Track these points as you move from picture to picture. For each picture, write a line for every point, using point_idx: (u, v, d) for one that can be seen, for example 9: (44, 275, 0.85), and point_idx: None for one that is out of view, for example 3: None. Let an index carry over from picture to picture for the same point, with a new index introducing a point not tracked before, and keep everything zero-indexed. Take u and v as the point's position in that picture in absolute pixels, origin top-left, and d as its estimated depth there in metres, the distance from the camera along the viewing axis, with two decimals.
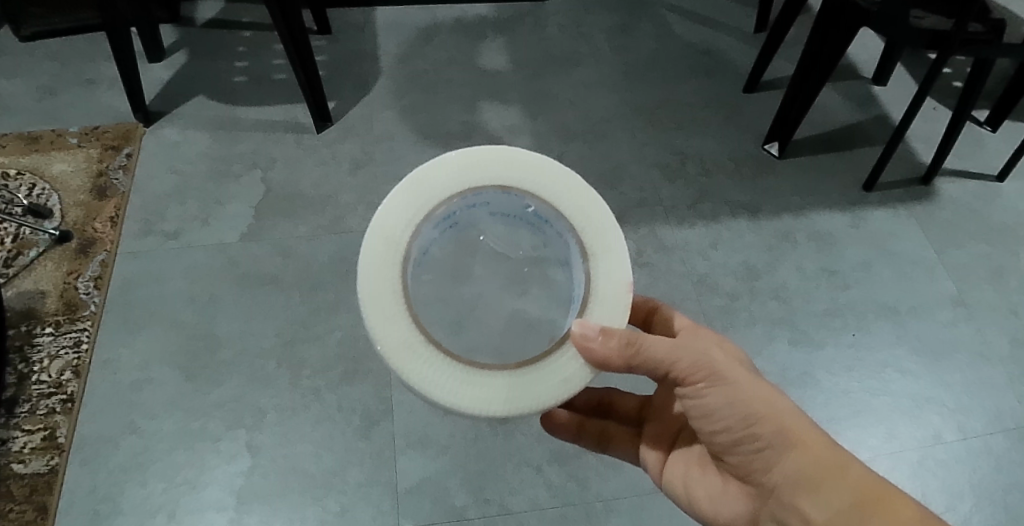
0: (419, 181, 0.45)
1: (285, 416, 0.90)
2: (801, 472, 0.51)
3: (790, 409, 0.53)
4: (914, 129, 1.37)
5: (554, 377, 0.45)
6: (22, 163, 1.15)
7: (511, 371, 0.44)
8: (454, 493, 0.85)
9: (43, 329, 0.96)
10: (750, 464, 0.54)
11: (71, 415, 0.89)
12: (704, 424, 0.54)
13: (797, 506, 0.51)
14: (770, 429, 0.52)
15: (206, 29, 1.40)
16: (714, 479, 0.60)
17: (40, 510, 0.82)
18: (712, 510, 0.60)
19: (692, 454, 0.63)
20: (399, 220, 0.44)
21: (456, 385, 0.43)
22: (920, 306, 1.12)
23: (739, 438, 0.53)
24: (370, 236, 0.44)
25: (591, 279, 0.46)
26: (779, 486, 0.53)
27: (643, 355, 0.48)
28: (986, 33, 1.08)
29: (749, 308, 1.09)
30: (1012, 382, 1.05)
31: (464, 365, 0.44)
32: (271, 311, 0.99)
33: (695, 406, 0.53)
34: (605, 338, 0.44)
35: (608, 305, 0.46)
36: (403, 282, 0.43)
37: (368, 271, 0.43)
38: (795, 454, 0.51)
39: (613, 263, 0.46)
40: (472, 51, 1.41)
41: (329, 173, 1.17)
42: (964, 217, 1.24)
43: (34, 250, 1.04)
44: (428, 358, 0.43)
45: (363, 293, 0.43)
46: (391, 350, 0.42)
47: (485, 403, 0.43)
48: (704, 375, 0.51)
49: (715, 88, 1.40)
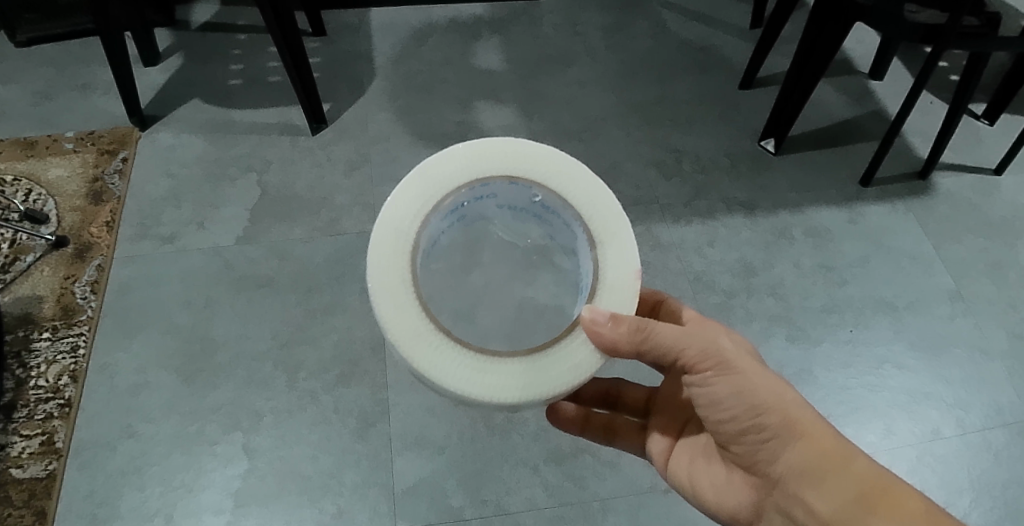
0: (427, 173, 0.45)
1: (282, 418, 0.90)
2: (806, 463, 0.51)
3: (797, 400, 0.53)
4: (911, 123, 1.36)
5: (565, 363, 0.44)
6: (18, 169, 1.15)
7: (522, 358, 0.44)
8: (450, 494, 0.85)
9: (41, 334, 0.96)
10: (754, 455, 0.54)
11: (69, 419, 0.89)
12: (710, 413, 0.55)
13: (802, 497, 0.51)
14: (777, 419, 0.52)
15: (201, 32, 1.40)
16: (719, 470, 0.60)
17: (39, 515, 0.82)
18: (716, 501, 0.60)
19: (697, 444, 0.63)
20: (407, 211, 0.44)
21: (467, 373, 0.43)
22: (917, 301, 1.12)
23: (745, 428, 0.53)
24: (379, 227, 0.44)
25: (600, 267, 0.47)
26: (784, 478, 0.53)
27: (651, 342, 0.49)
28: (981, 27, 1.07)
29: (746, 305, 1.09)
30: (1011, 376, 1.05)
31: (475, 353, 0.44)
32: (267, 313, 0.99)
33: (701, 395, 0.54)
34: (615, 324, 0.45)
35: (617, 292, 0.46)
36: (412, 272, 0.44)
37: (377, 261, 0.43)
38: (800, 445, 0.51)
39: (621, 251, 0.47)
40: (467, 51, 1.41)
41: (324, 175, 1.17)
42: (962, 211, 1.24)
43: (31, 256, 1.05)
44: (439, 345, 0.43)
45: (372, 282, 0.43)
46: (401, 338, 0.42)
47: (497, 389, 0.43)
48: (712, 364, 0.52)
49: (711, 85, 1.39)
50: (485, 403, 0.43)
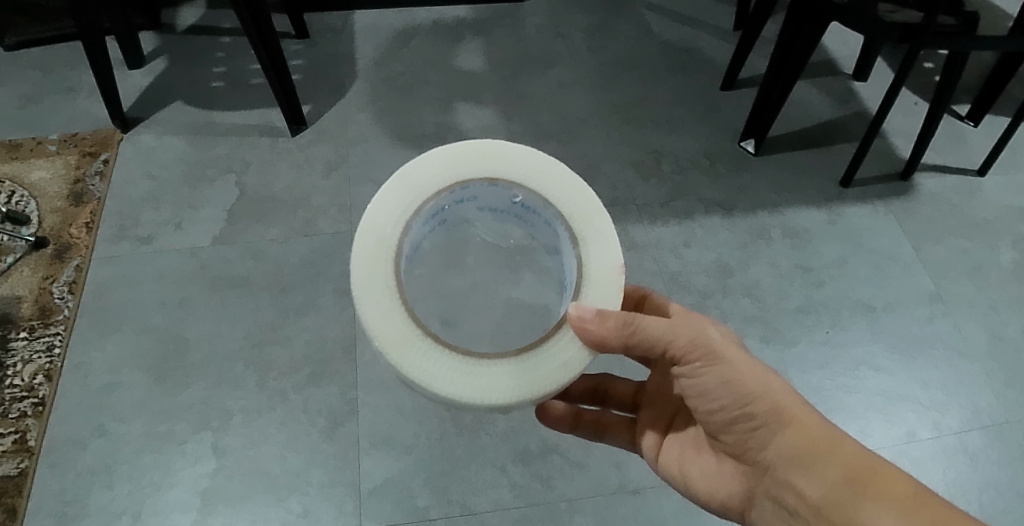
0: (406, 179, 0.45)
1: (251, 417, 0.91)
2: (795, 449, 0.51)
3: (784, 388, 0.53)
4: (893, 124, 1.36)
5: (553, 362, 0.44)
6: (1, 171, 1.16)
7: (510, 359, 0.43)
8: (417, 494, 0.86)
9: (18, 333, 0.97)
10: (744, 444, 0.54)
11: (42, 418, 0.90)
12: (700, 404, 0.54)
13: (793, 483, 0.51)
14: (765, 407, 0.51)
15: (186, 35, 1.41)
16: (710, 460, 0.60)
17: (9, 513, 0.83)
18: (709, 491, 0.60)
19: (687, 436, 0.62)
20: (388, 219, 0.44)
21: (456, 376, 0.42)
22: (895, 302, 1.12)
23: (735, 418, 0.53)
24: (360, 236, 0.44)
25: (583, 264, 0.46)
26: (774, 464, 0.52)
27: (639, 335, 0.48)
28: (957, 26, 1.07)
29: (721, 306, 1.09)
30: (988, 378, 1.04)
31: (462, 356, 0.43)
32: (241, 313, 1.00)
33: (691, 386, 0.54)
34: (602, 320, 0.44)
35: (601, 287, 0.46)
36: (396, 277, 0.43)
37: (361, 271, 0.43)
38: (789, 432, 0.51)
39: (603, 246, 0.46)
40: (449, 52, 1.42)
41: (302, 176, 1.17)
42: (942, 212, 1.23)
43: (10, 257, 1.05)
44: (426, 350, 0.42)
45: (357, 292, 0.43)
46: (389, 345, 0.42)
47: (487, 392, 0.42)
48: (701, 353, 0.51)
49: (693, 86, 1.39)
50: (477, 406, 0.43)
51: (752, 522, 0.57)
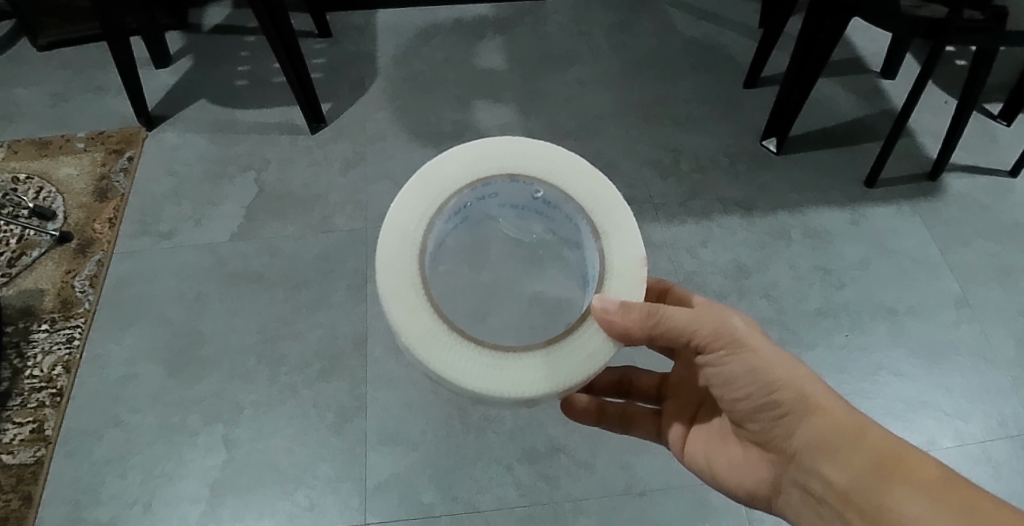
0: (428, 176, 0.45)
1: (261, 410, 0.92)
2: (821, 435, 0.49)
3: (810, 374, 0.51)
4: (921, 122, 1.32)
5: (579, 353, 0.43)
6: (31, 168, 1.20)
7: (538, 351, 0.43)
8: (421, 490, 0.86)
9: (40, 326, 1.00)
10: (770, 431, 0.52)
11: (59, 408, 0.93)
12: (725, 392, 0.53)
13: (819, 470, 0.49)
14: (791, 394, 0.50)
15: (212, 35, 1.44)
16: (735, 449, 0.58)
17: (25, 500, 0.85)
18: (735, 480, 0.58)
19: (713, 426, 0.61)
20: (411, 216, 0.44)
21: (483, 370, 0.41)
22: (921, 307, 1.08)
23: (761, 405, 0.51)
24: (384, 234, 0.43)
25: (605, 257, 0.45)
26: (800, 451, 0.50)
27: (662, 325, 0.47)
28: (985, 21, 1.00)
29: (736, 307, 1.06)
30: (1018, 387, 1.00)
31: (488, 349, 0.42)
32: (255, 308, 1.02)
33: (715, 375, 0.52)
34: (626, 310, 0.43)
35: (624, 280, 0.45)
36: (421, 274, 0.43)
37: (386, 267, 0.43)
38: (815, 419, 0.49)
39: (625, 240, 0.45)
40: (470, 50, 1.42)
41: (319, 173, 1.19)
42: (972, 214, 1.19)
43: (36, 251, 1.09)
44: (453, 345, 0.42)
45: (383, 288, 0.42)
46: (416, 340, 0.41)
47: (515, 385, 0.42)
48: (724, 342, 0.50)
49: (715, 85, 1.37)
50: (504, 400, 0.42)
51: (780, 511, 0.56)
